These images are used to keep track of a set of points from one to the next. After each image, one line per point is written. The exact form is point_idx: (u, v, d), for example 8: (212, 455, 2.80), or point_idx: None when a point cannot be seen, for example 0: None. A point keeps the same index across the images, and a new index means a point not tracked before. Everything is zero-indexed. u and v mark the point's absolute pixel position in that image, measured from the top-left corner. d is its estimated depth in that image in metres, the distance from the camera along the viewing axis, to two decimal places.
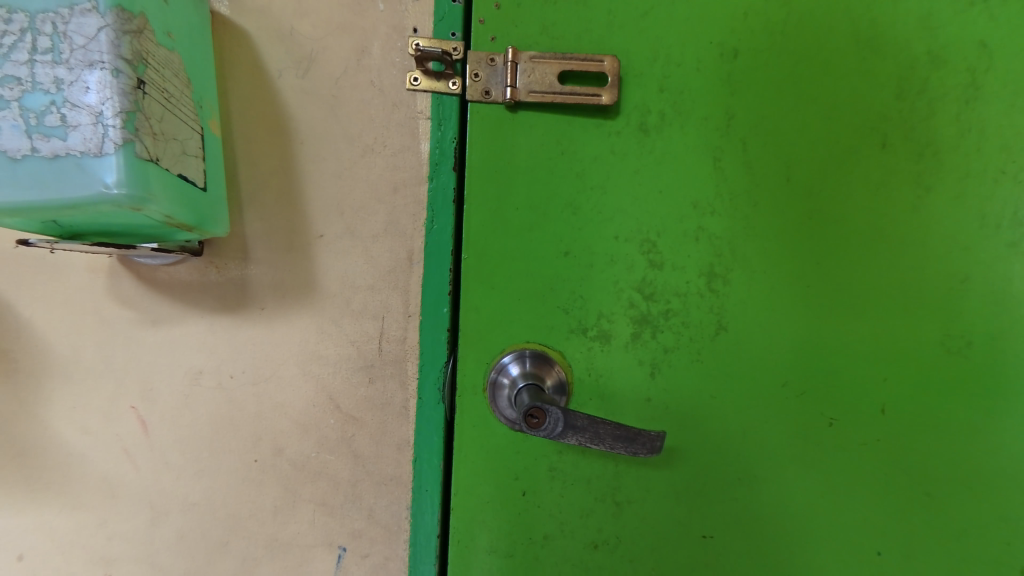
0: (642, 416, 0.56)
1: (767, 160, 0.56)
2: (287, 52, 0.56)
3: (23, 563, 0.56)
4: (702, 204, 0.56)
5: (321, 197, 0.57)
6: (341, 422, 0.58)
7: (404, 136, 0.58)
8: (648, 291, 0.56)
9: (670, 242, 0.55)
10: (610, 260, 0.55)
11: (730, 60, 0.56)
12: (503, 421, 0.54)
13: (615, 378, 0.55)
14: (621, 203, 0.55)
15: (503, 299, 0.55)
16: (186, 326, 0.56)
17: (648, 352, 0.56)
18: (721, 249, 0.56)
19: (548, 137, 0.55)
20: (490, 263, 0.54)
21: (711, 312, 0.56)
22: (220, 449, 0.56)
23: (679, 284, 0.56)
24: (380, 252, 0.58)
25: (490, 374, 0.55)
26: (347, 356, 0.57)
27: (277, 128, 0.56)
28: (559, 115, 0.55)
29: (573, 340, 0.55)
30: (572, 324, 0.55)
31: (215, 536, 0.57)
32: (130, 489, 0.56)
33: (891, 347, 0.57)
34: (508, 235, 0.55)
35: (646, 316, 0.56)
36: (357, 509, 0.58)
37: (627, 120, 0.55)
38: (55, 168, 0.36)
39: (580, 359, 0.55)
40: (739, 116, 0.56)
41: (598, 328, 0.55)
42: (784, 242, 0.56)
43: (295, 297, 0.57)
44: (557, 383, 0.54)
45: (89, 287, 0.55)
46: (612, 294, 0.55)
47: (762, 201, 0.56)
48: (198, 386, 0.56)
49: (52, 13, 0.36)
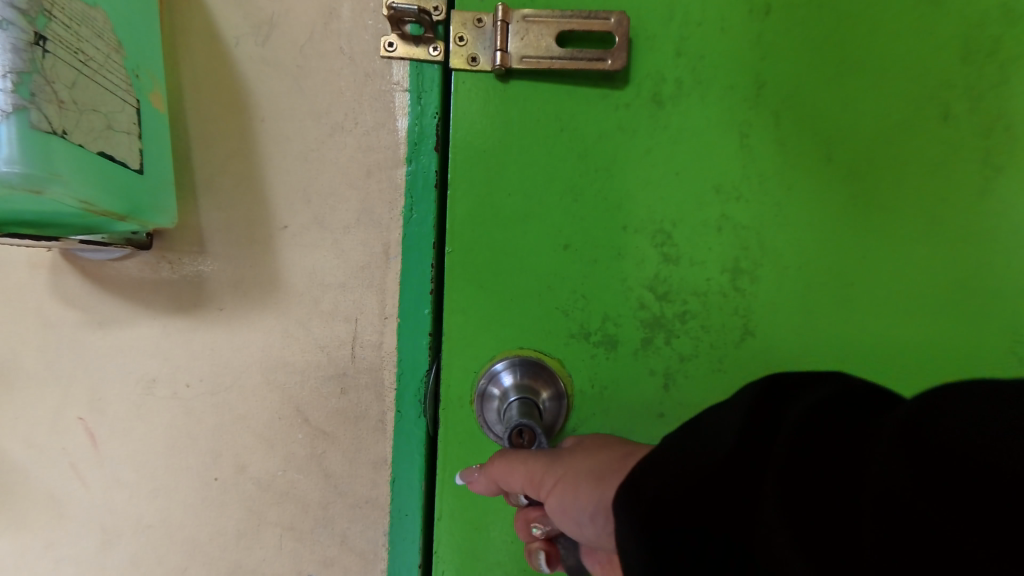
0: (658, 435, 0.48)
1: (805, 138, 0.47)
2: (245, 17, 0.49)
3: None
4: (725, 188, 0.47)
5: (284, 182, 0.50)
6: (310, 437, 0.51)
7: (379, 112, 0.50)
8: (662, 290, 0.47)
9: (688, 231, 0.47)
10: (618, 253, 0.47)
11: (763, 19, 0.46)
12: (490, 435, 0.48)
13: (623, 390, 0.48)
14: (630, 186, 0.47)
15: (491, 299, 0.47)
16: (137, 329, 0.50)
17: (661, 360, 0.47)
18: (748, 241, 0.47)
19: (544, 111, 0.47)
20: (476, 257, 0.47)
21: (736, 315, 0.47)
22: (175, 466, 0.50)
23: (699, 282, 0.47)
24: (352, 246, 0.51)
25: (479, 383, 0.47)
26: (317, 362, 0.51)
27: (234, 105, 0.49)
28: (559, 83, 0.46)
29: (574, 346, 0.47)
30: (573, 327, 0.47)
31: (172, 562, 0.51)
32: (79, 508, 0.50)
33: (943, 364, 0.47)
34: (498, 225, 0.47)
35: (659, 319, 0.47)
36: (329, 535, 0.51)
37: (638, 87, 0.47)
38: None
39: (582, 369, 0.47)
40: (771, 86, 0.47)
41: (603, 332, 0.47)
42: (821, 236, 0.47)
43: (256, 295, 0.50)
44: (556, 398, 0.47)
45: (29, 285, 0.49)
46: (620, 294, 0.47)
47: (797, 185, 0.47)
48: (152, 396, 0.50)
49: None
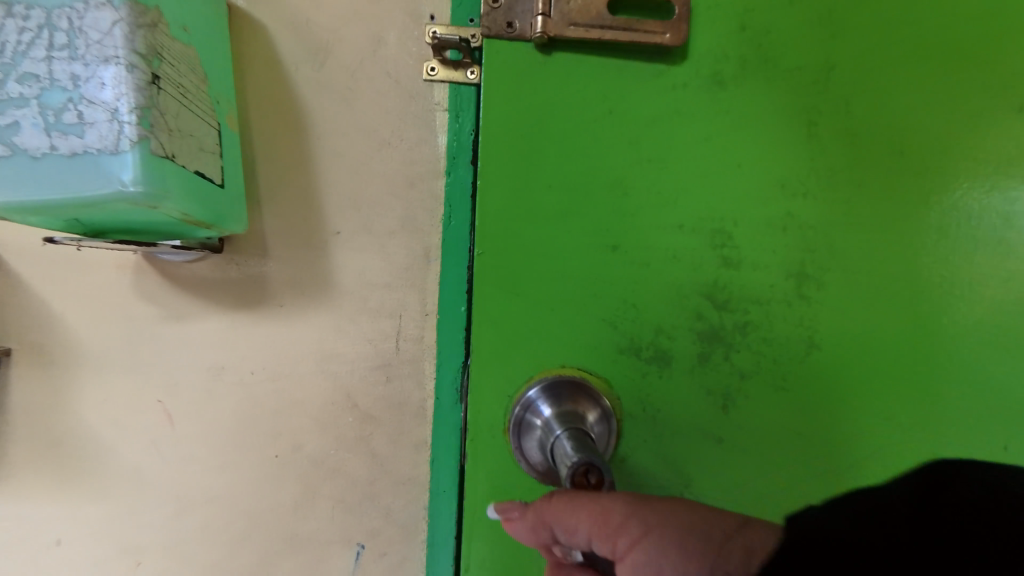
0: (711, 454, 0.51)
1: (848, 152, 0.51)
2: (302, 44, 0.54)
3: (61, 548, 0.57)
4: (788, 184, 0.51)
5: (336, 193, 0.56)
6: (358, 420, 0.57)
7: (420, 129, 0.56)
8: (722, 290, 0.51)
9: (744, 239, 0.51)
10: (675, 255, 0.50)
11: (828, 58, 0.51)
12: (533, 456, 0.49)
13: (675, 409, 0.51)
14: (670, 199, 0.50)
15: (561, 295, 0.50)
16: (208, 322, 0.56)
17: (721, 352, 0.51)
18: (812, 236, 0.51)
19: (609, 130, 0.50)
20: (544, 257, 0.50)
21: (796, 303, 0.51)
22: (241, 445, 0.57)
23: (749, 291, 0.51)
24: (396, 250, 0.56)
25: (519, 408, 0.49)
26: (366, 354, 0.57)
27: (292, 124, 0.55)
28: (617, 106, 0.50)
29: (622, 362, 0.51)
30: (630, 331, 0.50)
31: (237, 530, 0.57)
32: (158, 479, 0.57)
33: (961, 358, 0.52)
34: (566, 222, 0.50)
35: (717, 325, 0.51)
36: (374, 508, 0.58)
37: (692, 112, 0.50)
38: (73, 166, 0.35)
39: (635, 369, 0.51)
40: (822, 121, 0.51)
41: (654, 348, 0.51)
42: (851, 258, 0.51)
43: (311, 293, 0.56)
44: (598, 422, 0.49)
45: (116, 283, 0.56)
46: (673, 306, 0.51)
47: (858, 176, 0.51)
48: (221, 382, 0.57)
49: (67, 9, 0.36)
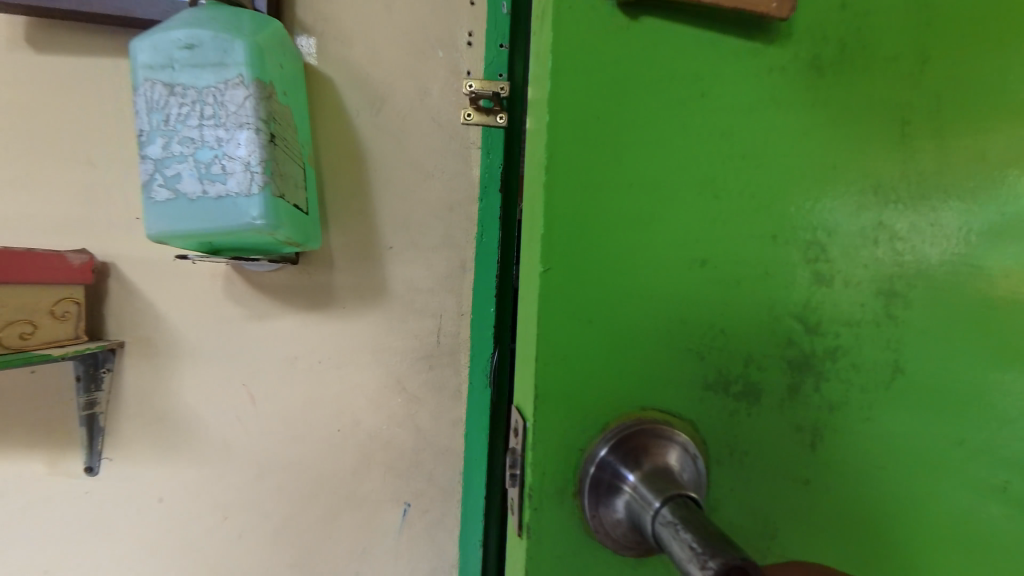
0: (795, 495, 0.47)
1: (942, 151, 0.49)
2: (363, 95, 0.67)
3: (163, 504, 0.70)
4: (883, 189, 0.48)
5: (390, 215, 0.68)
6: (406, 400, 0.70)
7: (458, 163, 0.68)
8: (812, 312, 0.46)
9: (840, 249, 0.47)
10: (767, 274, 0.45)
11: (918, 66, 0.48)
12: (615, 522, 0.42)
13: (764, 444, 0.46)
14: (764, 214, 0.45)
15: (637, 319, 0.43)
16: (284, 320, 0.69)
17: (813, 378, 0.47)
18: (902, 247, 0.48)
19: (703, 131, 0.43)
20: (624, 276, 0.42)
21: (888, 317, 0.49)
22: (310, 421, 0.70)
23: (839, 315, 0.47)
24: (438, 261, 0.69)
25: (596, 468, 0.42)
26: (412, 347, 0.69)
27: (355, 159, 0.67)
28: (713, 98, 0.43)
29: (711, 399, 0.45)
30: (715, 363, 0.45)
31: (306, 491, 0.70)
32: (243, 448, 0.70)
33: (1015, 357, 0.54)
34: (643, 232, 0.43)
35: (806, 349, 0.47)
36: (418, 473, 0.70)
37: (790, 108, 0.45)
38: (219, 205, 0.48)
39: (718, 408, 0.45)
40: (913, 120, 0.48)
41: (743, 382, 0.45)
42: (935, 271, 0.50)
43: (369, 296, 0.69)
44: (690, 465, 0.43)
45: (211, 288, 0.68)
46: (764, 332, 0.45)
47: (946, 179, 0.49)
48: (294, 369, 0.69)
49: (212, 88, 0.48)
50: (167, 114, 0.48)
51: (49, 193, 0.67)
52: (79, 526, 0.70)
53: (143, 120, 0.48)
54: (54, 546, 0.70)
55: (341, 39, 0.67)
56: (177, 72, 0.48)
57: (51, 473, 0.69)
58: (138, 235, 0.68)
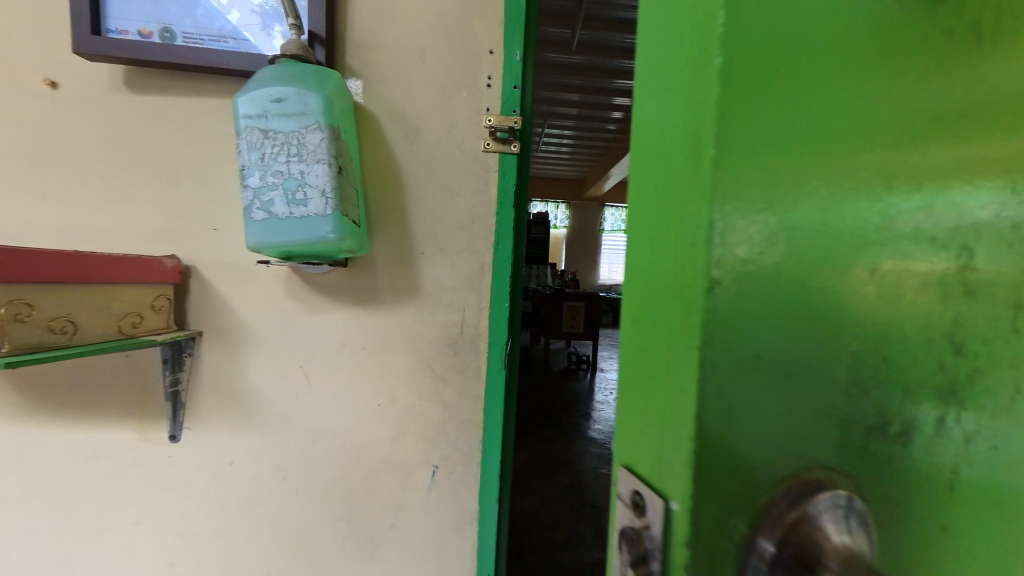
0: (936, 539, 0.40)
1: None
2: (401, 127, 0.82)
3: (231, 466, 0.84)
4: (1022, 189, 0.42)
5: (422, 226, 0.83)
6: (434, 380, 0.84)
7: (479, 183, 0.83)
8: (959, 340, 0.40)
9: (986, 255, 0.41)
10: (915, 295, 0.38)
11: None
12: None
13: (915, 489, 0.39)
14: (916, 216, 0.37)
15: (798, 361, 0.33)
16: (334, 313, 0.83)
17: (956, 416, 0.41)
18: None
19: (870, 117, 0.34)
20: (785, 298, 0.32)
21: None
22: (355, 396, 0.84)
23: (986, 325, 0.41)
24: (462, 264, 0.83)
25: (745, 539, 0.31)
26: (440, 335, 0.84)
27: (393, 180, 0.82)
28: (873, 83, 0.34)
29: (872, 443, 0.36)
30: (873, 413, 0.36)
31: (351, 455, 0.84)
32: (300, 419, 0.84)
33: None
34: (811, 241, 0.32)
35: (954, 383, 0.40)
36: (445, 440, 0.84)
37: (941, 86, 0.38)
38: (301, 223, 0.63)
39: (878, 462, 0.37)
40: None
41: (900, 420, 0.38)
42: None
43: (405, 293, 0.83)
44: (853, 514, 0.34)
45: (273, 286, 0.83)
46: (919, 356, 0.38)
47: None
48: (342, 353, 0.84)
49: (296, 132, 0.63)
50: (263, 153, 0.63)
51: (141, 208, 0.81)
52: (162, 485, 0.84)
53: (244, 158, 0.63)
54: (141, 502, 0.85)
55: (383, 82, 0.81)
56: (270, 121, 0.63)
57: (141, 440, 0.84)
58: (214, 242, 0.82)
